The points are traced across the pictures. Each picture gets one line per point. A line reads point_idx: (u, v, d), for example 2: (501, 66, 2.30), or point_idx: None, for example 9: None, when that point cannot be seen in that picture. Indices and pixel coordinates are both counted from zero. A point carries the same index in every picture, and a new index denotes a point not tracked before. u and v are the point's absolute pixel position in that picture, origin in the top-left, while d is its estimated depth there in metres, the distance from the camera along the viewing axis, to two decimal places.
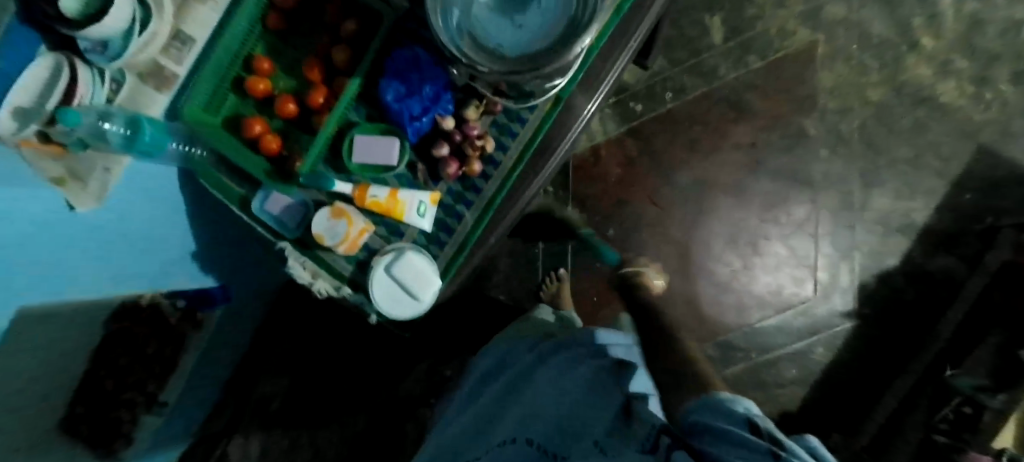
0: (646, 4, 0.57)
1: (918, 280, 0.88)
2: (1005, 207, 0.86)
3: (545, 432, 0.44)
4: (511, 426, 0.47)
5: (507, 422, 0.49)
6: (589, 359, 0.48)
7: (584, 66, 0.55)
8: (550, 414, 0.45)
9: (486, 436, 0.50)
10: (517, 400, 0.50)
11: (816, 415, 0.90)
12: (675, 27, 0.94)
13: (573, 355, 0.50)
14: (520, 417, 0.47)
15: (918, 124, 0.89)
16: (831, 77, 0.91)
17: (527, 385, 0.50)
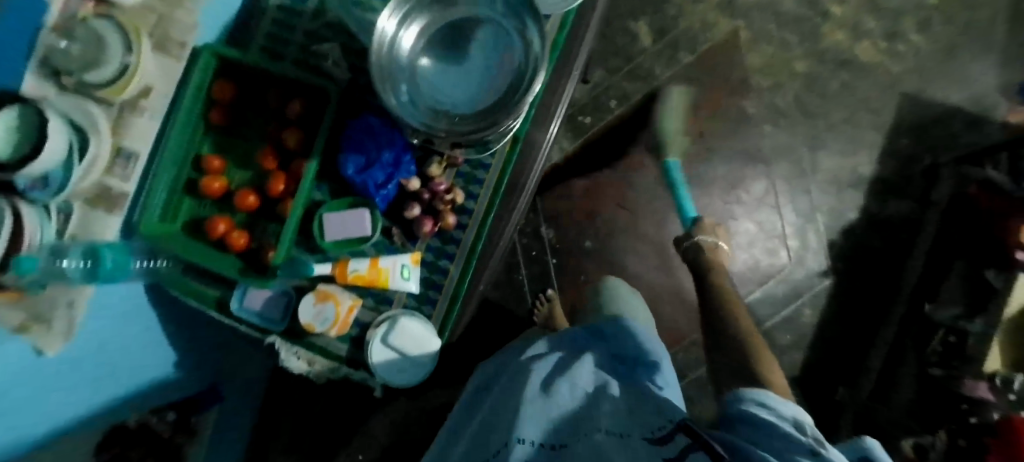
0: (578, 37, 0.60)
1: (879, 228, 0.93)
2: (939, 145, 0.92)
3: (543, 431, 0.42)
4: (497, 436, 0.44)
5: (490, 438, 0.45)
6: (576, 365, 0.51)
7: (533, 104, 0.58)
8: (545, 412, 0.44)
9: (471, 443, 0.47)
10: (496, 417, 0.47)
11: (817, 375, 0.93)
12: (606, 39, 0.98)
13: (555, 365, 0.52)
14: (508, 422, 0.44)
15: (846, 85, 0.95)
16: (759, 57, 0.96)
17: (507, 398, 0.49)
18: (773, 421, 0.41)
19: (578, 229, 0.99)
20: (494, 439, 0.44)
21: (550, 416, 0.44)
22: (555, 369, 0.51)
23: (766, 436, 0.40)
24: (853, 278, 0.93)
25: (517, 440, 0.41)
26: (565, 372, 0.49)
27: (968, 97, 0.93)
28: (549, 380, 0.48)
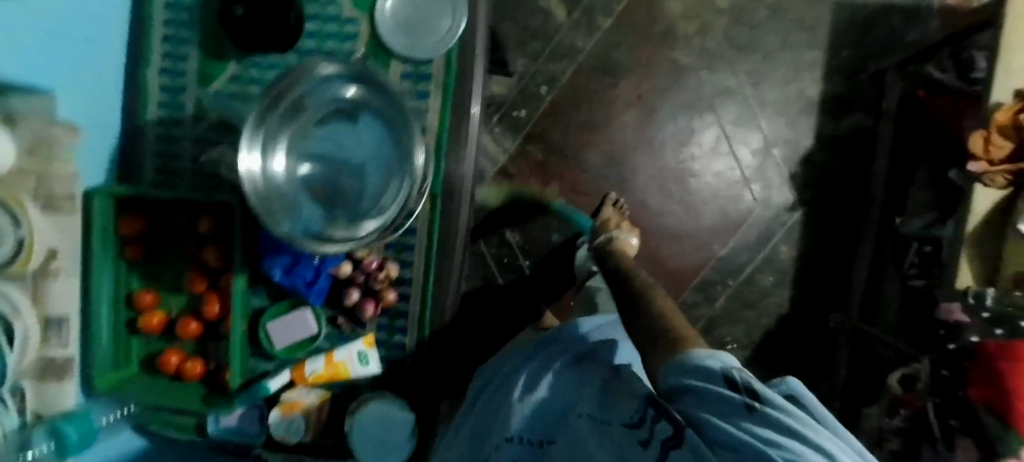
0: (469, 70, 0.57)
1: (837, 148, 0.91)
2: (881, 47, 0.88)
3: (530, 427, 0.44)
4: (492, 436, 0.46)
5: (485, 438, 0.48)
6: (563, 353, 0.52)
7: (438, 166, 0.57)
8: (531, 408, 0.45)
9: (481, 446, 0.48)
10: (491, 417, 0.50)
11: (805, 308, 0.93)
12: (520, 24, 0.95)
13: (543, 357, 0.53)
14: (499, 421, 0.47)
15: (774, 9, 0.90)
16: (678, 4, 0.92)
17: (499, 397, 0.51)
18: (703, 386, 0.33)
19: (543, 224, 0.98)
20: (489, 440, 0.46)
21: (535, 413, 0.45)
22: (541, 364, 0.52)
23: (700, 403, 0.33)
24: (823, 204, 0.92)
25: (505, 439, 0.43)
26: (549, 364, 0.51)
27: None
28: (537, 375, 0.50)
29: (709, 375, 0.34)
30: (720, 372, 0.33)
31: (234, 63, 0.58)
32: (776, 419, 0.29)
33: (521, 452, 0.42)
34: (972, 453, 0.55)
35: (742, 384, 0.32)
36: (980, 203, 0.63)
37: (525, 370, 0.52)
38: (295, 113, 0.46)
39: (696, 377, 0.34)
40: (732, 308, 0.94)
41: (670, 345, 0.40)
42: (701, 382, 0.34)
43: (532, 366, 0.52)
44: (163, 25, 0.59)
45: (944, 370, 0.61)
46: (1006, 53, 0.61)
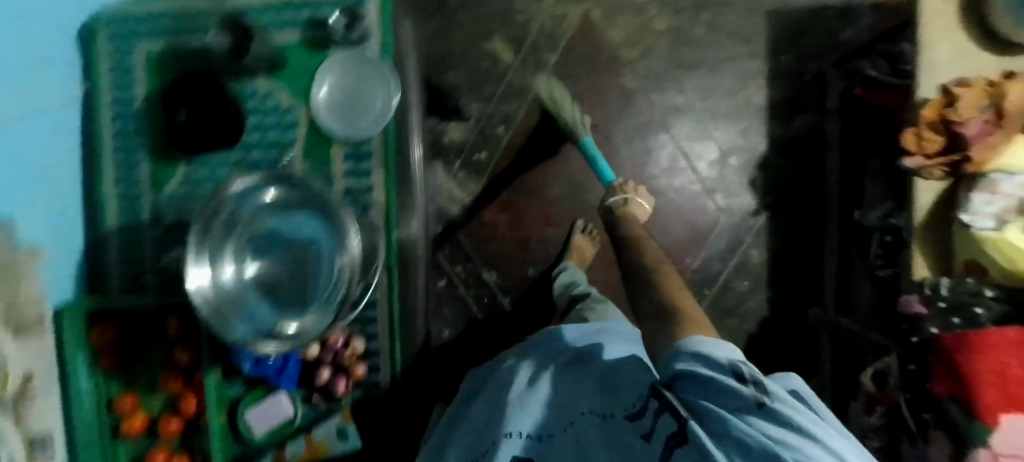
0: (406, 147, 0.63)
1: (790, 149, 0.93)
2: (820, 47, 0.91)
3: (533, 422, 0.44)
4: (490, 432, 0.46)
5: (479, 434, 0.47)
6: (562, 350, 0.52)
7: (393, 245, 0.60)
8: (534, 402, 0.45)
9: (479, 439, 0.47)
10: (490, 412, 0.49)
11: (784, 308, 0.94)
12: (469, 70, 0.98)
13: (548, 352, 0.53)
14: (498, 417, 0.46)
15: (711, 24, 0.93)
16: (619, 32, 0.95)
17: (496, 392, 0.50)
18: (709, 376, 0.34)
19: (518, 260, 0.99)
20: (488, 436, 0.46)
21: (538, 406, 0.45)
22: (541, 361, 0.52)
23: (704, 392, 0.34)
24: (784, 205, 0.93)
25: (507, 434, 0.43)
26: (553, 360, 0.50)
27: None
28: (543, 370, 0.49)
29: (719, 367, 0.34)
30: (731, 365, 0.33)
31: (183, 165, 0.60)
32: (792, 417, 0.30)
33: (525, 447, 0.42)
34: (947, 449, 0.55)
35: (750, 378, 0.33)
36: (922, 195, 0.64)
37: (527, 364, 0.52)
38: (231, 224, 0.47)
39: (705, 366, 0.34)
40: (713, 317, 0.95)
41: (676, 331, 0.41)
42: (706, 371, 0.34)
43: (536, 359, 0.52)
44: (112, 140, 0.60)
45: (911, 364, 0.62)
46: (925, 51, 0.63)
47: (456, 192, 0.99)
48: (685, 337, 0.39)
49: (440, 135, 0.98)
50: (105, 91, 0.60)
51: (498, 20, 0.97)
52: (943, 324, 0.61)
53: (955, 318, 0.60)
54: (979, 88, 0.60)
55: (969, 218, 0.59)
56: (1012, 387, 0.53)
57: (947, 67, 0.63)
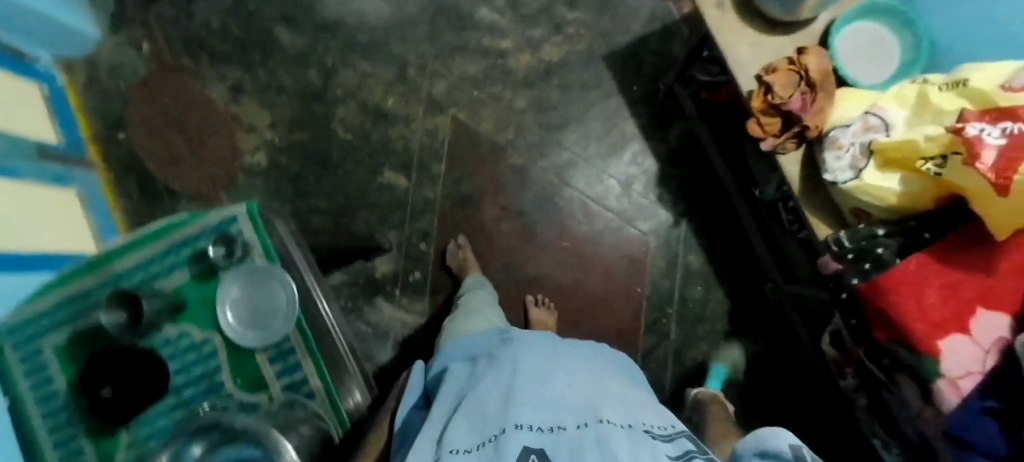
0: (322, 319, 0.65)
1: (678, 160, 1.00)
2: (658, 68, 1.01)
3: (538, 419, 0.40)
4: (490, 422, 0.41)
5: (479, 421, 0.41)
6: (562, 367, 0.51)
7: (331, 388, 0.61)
8: (540, 402, 0.43)
9: (478, 427, 0.41)
10: (489, 404, 0.43)
11: (744, 294, 0.98)
12: (374, 207, 1.03)
13: (544, 354, 0.53)
14: (499, 406, 0.42)
15: (561, 85, 1.03)
16: (488, 122, 1.03)
17: (490, 382, 0.47)
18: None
19: None
20: (489, 422, 0.41)
21: (541, 404, 0.43)
22: (543, 366, 0.50)
23: None
24: (697, 208, 1.00)
25: (515, 426, 0.38)
26: (559, 372, 0.50)
27: (644, 19, 1.02)
28: (545, 371, 0.49)
29: (778, 456, 0.36)
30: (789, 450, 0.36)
31: (123, 433, 0.60)
32: None
33: (533, 439, 0.38)
34: (916, 389, 0.58)
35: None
36: (789, 166, 0.71)
37: (524, 357, 0.51)
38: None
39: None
40: (685, 331, 0.99)
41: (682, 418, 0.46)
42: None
43: (531, 354, 0.52)
44: (49, 437, 0.61)
45: (852, 318, 0.64)
46: (731, 55, 0.72)
47: (408, 319, 1.01)
48: (759, 429, 0.40)
49: (372, 273, 1.02)
50: (27, 397, 0.62)
51: (382, 155, 1.04)
52: (859, 273, 0.62)
53: (865, 264, 0.62)
54: (784, 68, 0.67)
55: (830, 177, 0.65)
56: (937, 314, 0.55)
57: (753, 58, 0.72)
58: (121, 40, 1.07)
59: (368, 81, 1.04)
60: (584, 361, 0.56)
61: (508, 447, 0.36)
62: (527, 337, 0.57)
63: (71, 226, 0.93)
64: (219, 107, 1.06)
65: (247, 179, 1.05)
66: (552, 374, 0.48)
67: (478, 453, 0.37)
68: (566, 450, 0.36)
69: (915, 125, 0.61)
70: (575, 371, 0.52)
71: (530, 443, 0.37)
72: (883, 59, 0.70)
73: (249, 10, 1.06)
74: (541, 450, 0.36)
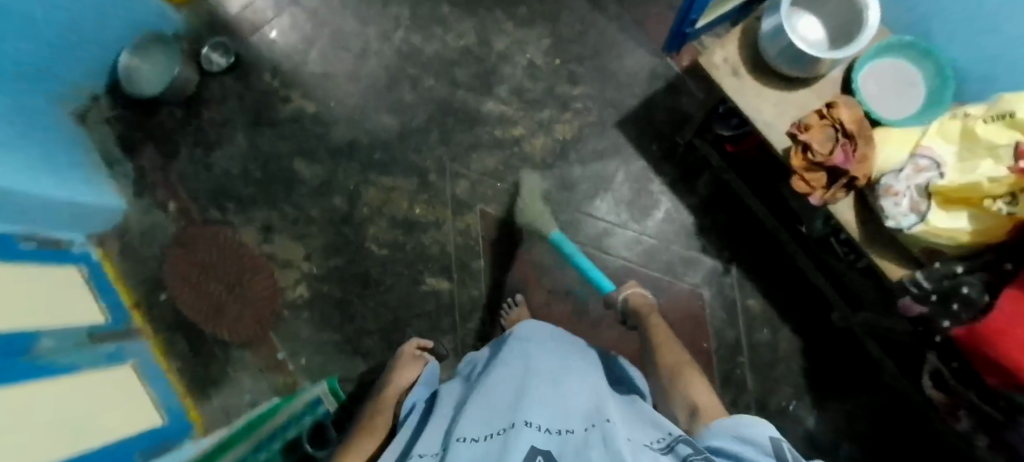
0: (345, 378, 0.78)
1: (713, 208, 1.00)
2: (671, 124, 1.03)
3: (547, 422, 0.43)
4: (500, 421, 0.45)
5: (490, 419, 0.45)
6: (567, 378, 0.55)
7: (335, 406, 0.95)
8: (547, 407, 0.46)
9: (488, 423, 0.45)
10: (499, 409, 0.47)
11: (810, 326, 0.96)
12: (421, 315, 1.02)
13: (554, 368, 0.57)
14: (511, 408, 0.46)
15: (581, 158, 1.04)
16: (517, 209, 1.04)
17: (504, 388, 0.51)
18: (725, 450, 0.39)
19: None
20: (501, 420, 0.45)
21: (549, 407, 0.47)
22: (550, 377, 0.54)
23: None
24: (744, 252, 0.99)
25: (523, 423, 0.42)
26: (564, 383, 0.53)
27: (647, 80, 1.04)
28: (554, 384, 0.53)
29: (760, 448, 0.36)
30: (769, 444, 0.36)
31: None
32: None
33: (539, 438, 0.41)
34: None
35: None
36: (842, 214, 0.70)
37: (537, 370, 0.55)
38: None
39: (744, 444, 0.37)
40: (761, 377, 0.96)
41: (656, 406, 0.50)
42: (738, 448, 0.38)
43: (542, 368, 0.56)
44: None
45: (954, 360, 0.63)
46: (758, 117, 0.72)
47: None
48: (743, 416, 0.40)
49: None
50: None
51: (420, 262, 1.04)
52: (949, 314, 0.62)
53: (954, 305, 0.61)
54: (817, 124, 0.67)
55: (894, 223, 0.64)
56: None
57: (781, 117, 0.72)
58: (148, 204, 1.09)
59: (393, 195, 1.05)
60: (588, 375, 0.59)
61: (519, 441, 0.39)
62: (539, 349, 0.62)
63: (126, 390, 0.86)
64: (252, 248, 1.06)
65: (292, 314, 1.04)
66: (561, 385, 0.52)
67: (486, 444, 0.41)
68: (570, 450, 0.39)
69: (967, 160, 0.60)
70: (582, 384, 0.55)
71: (537, 445, 0.39)
72: (904, 100, 0.71)
73: (266, 150, 1.09)
74: (548, 451, 0.39)
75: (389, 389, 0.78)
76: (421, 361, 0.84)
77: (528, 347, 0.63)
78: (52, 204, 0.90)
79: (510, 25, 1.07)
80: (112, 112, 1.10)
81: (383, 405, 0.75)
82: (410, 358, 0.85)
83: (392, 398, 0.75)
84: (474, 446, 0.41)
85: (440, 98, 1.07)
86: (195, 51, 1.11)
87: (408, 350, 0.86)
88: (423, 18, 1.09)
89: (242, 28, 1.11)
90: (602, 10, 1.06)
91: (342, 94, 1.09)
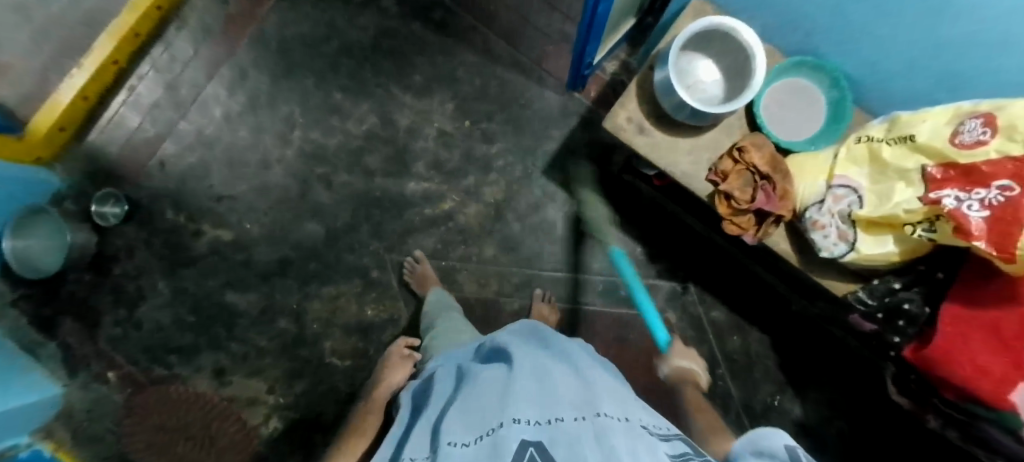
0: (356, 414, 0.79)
1: (656, 235, 1.00)
2: (595, 159, 1.01)
3: (536, 414, 0.36)
4: (488, 418, 0.37)
5: (478, 416, 0.38)
6: (558, 367, 0.45)
7: None
8: (536, 398, 0.38)
9: (474, 418, 0.37)
10: (484, 403, 0.40)
11: (776, 323, 0.98)
12: None
13: (541, 351, 0.49)
14: (498, 405, 0.38)
15: (519, 216, 1.01)
16: (468, 283, 1.00)
17: (487, 380, 0.43)
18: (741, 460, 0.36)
19: None
20: (490, 417, 0.37)
21: (541, 399, 0.38)
22: (538, 365, 0.45)
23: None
24: (697, 270, 0.99)
25: (511, 421, 0.34)
26: (558, 371, 0.44)
27: (559, 119, 1.02)
28: (543, 378, 0.42)
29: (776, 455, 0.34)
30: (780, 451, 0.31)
31: None
32: None
33: (530, 434, 0.33)
34: (1008, 435, 0.57)
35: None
36: (778, 244, 0.69)
37: (520, 355, 0.47)
38: None
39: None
40: (745, 382, 0.97)
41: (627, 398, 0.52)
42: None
43: (529, 354, 0.48)
44: None
45: (912, 372, 0.65)
46: (674, 170, 0.70)
47: None
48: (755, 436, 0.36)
49: None
50: None
51: None
52: (897, 331, 0.64)
53: (899, 322, 0.64)
54: (734, 170, 0.66)
55: (827, 254, 0.64)
56: (997, 369, 0.53)
57: (697, 165, 0.70)
58: (86, 380, 1.00)
59: (339, 303, 1.01)
60: (581, 355, 0.52)
61: (505, 443, 0.31)
62: (524, 339, 0.52)
63: None
64: (210, 396, 1.00)
65: (272, 451, 0.99)
66: (551, 370, 0.44)
67: (475, 449, 0.33)
68: (564, 444, 0.31)
69: (881, 182, 0.60)
70: (574, 366, 0.47)
71: (527, 438, 0.32)
72: (807, 121, 0.72)
73: (193, 291, 1.02)
74: (540, 442, 0.31)
75: (381, 389, 0.81)
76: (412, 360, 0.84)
77: (511, 336, 0.53)
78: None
79: (408, 96, 1.03)
80: (15, 292, 1.00)
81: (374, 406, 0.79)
82: (401, 357, 0.86)
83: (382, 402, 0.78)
84: (462, 450, 0.34)
85: (359, 191, 1.02)
86: (85, 206, 1.01)
87: (397, 349, 0.86)
88: (315, 111, 1.03)
89: (129, 170, 1.03)
90: (497, 60, 1.03)
91: (256, 213, 1.02)
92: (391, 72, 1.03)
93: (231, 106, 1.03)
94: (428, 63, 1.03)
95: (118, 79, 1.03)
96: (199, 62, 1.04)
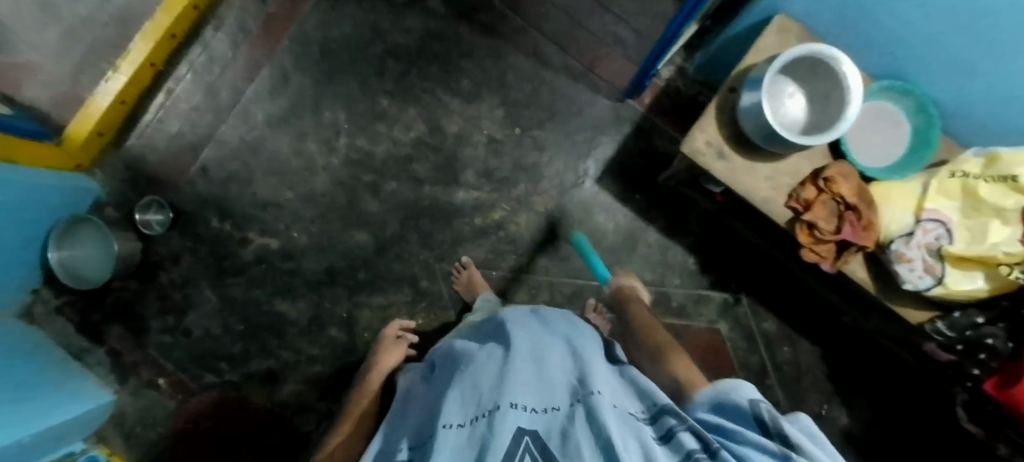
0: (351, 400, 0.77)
1: (708, 245, 1.00)
2: (648, 168, 0.99)
3: (532, 398, 0.35)
4: (485, 398, 0.37)
5: (477, 396, 0.38)
6: (553, 340, 0.45)
7: None
8: (534, 379, 0.38)
9: (471, 399, 0.38)
10: (479, 382, 0.40)
11: (826, 334, 0.99)
12: None
13: (537, 325, 0.48)
14: (493, 384, 0.38)
15: (571, 226, 0.99)
16: (520, 293, 0.99)
17: (485, 359, 0.43)
18: (736, 426, 0.33)
19: None
20: (486, 397, 0.37)
21: (537, 379, 0.38)
22: (533, 340, 0.44)
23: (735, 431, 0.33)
24: (749, 281, 0.99)
25: (505, 404, 0.34)
26: (551, 345, 0.44)
27: (612, 127, 1.00)
28: (540, 353, 0.42)
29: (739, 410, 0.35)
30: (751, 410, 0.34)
31: None
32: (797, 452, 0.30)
33: (526, 418, 0.33)
34: None
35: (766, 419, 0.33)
36: (857, 273, 0.68)
37: (518, 330, 0.46)
38: None
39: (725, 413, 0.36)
40: (795, 391, 0.98)
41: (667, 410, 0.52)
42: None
43: (528, 328, 0.47)
44: None
45: (989, 404, 0.68)
46: (755, 196, 0.68)
47: None
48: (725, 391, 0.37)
49: None
50: None
51: None
52: (977, 363, 0.65)
53: (980, 355, 0.65)
54: (817, 199, 0.65)
55: (912, 287, 0.63)
56: None
57: (776, 190, 0.68)
58: (135, 387, 0.97)
59: (389, 312, 1.00)
60: (578, 324, 0.51)
61: (498, 432, 0.31)
62: (521, 313, 0.52)
63: None
64: (262, 403, 0.99)
65: None
66: (548, 346, 0.43)
67: (471, 433, 0.33)
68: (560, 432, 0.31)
69: (974, 217, 0.60)
70: (572, 338, 0.46)
71: (524, 425, 0.32)
72: (887, 144, 0.70)
73: (241, 300, 1.01)
74: (536, 431, 0.32)
75: (376, 371, 0.79)
76: (403, 345, 0.87)
77: (509, 312, 0.53)
78: (46, 435, 0.70)
79: (456, 103, 1.01)
80: (59, 299, 0.97)
81: (369, 389, 0.76)
82: (394, 339, 0.86)
83: (377, 381, 0.76)
84: (459, 437, 0.34)
85: (407, 199, 1.00)
86: (128, 212, 0.99)
87: (390, 332, 0.87)
88: (361, 116, 1.01)
89: (169, 176, 1.00)
90: (548, 65, 1.00)
91: (303, 222, 1.01)
92: (438, 76, 1.01)
93: (273, 110, 1.00)
94: (477, 68, 1.01)
95: (154, 82, 0.99)
96: (240, 63, 1.00)
